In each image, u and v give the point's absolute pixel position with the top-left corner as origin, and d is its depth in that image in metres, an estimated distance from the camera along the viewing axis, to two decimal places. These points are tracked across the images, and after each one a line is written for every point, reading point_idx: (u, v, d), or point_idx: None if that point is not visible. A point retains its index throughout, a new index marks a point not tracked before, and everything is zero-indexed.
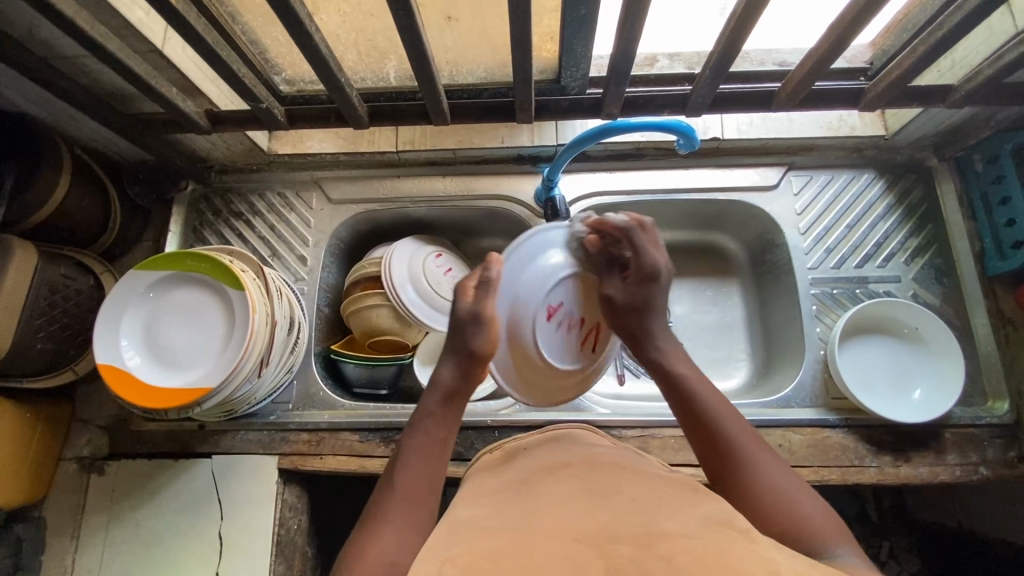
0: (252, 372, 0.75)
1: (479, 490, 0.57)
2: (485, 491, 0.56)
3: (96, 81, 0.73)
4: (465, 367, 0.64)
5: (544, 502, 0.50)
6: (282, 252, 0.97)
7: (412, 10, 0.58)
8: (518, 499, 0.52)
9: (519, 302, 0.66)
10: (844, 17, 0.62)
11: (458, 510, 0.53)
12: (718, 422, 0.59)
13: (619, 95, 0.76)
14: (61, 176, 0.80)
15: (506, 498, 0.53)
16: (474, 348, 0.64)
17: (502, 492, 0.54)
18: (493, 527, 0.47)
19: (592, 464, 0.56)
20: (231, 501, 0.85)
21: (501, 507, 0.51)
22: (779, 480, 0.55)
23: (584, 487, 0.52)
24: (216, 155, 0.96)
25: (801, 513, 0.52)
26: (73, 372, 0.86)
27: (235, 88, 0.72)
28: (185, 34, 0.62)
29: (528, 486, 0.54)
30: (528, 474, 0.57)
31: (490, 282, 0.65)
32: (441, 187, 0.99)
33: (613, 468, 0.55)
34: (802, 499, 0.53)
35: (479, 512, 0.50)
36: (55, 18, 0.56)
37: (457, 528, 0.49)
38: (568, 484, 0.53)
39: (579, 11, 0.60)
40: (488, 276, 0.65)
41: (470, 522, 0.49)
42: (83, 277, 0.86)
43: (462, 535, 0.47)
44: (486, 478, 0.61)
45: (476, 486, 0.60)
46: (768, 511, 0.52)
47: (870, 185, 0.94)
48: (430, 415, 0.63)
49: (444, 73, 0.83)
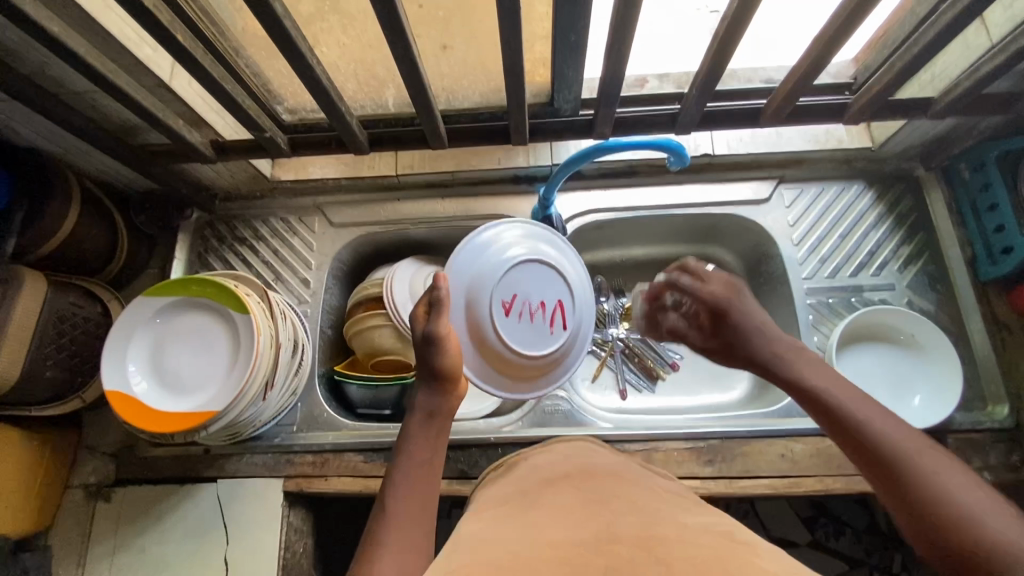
0: (257, 395, 0.77)
1: (480, 504, 0.58)
2: (489, 506, 0.57)
3: (106, 115, 0.76)
4: (437, 388, 0.67)
5: (546, 512, 0.51)
6: (285, 275, 0.99)
7: (409, 40, 0.61)
8: (522, 510, 0.53)
9: (473, 298, 0.75)
10: (820, 38, 0.65)
11: (463, 527, 0.54)
12: (871, 427, 0.52)
13: (610, 116, 0.78)
14: (71, 207, 0.82)
15: (509, 508, 0.54)
16: (438, 368, 0.67)
17: (505, 505, 0.55)
18: (496, 539, 0.48)
19: (594, 476, 0.58)
20: (239, 523, 0.86)
21: (504, 520, 0.52)
22: (954, 482, 0.46)
23: (585, 497, 0.53)
24: (221, 183, 0.98)
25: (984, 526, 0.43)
26: (80, 400, 0.87)
27: (240, 119, 0.75)
28: (193, 69, 0.65)
29: (531, 498, 0.55)
30: (530, 485, 0.58)
31: (439, 303, 0.69)
32: (440, 208, 1.01)
33: (613, 480, 0.56)
34: (986, 511, 0.44)
35: (482, 526, 0.51)
36: (69, 57, 0.59)
37: (463, 541, 0.49)
38: (568, 496, 0.53)
39: (570, 38, 0.63)
40: (436, 299, 0.69)
41: (475, 534, 0.50)
42: (91, 305, 0.87)
43: (467, 548, 0.47)
44: (492, 491, 0.62)
45: (484, 498, 0.61)
46: (943, 526, 0.44)
47: (861, 196, 0.96)
48: (415, 437, 0.65)
49: (441, 100, 0.86)
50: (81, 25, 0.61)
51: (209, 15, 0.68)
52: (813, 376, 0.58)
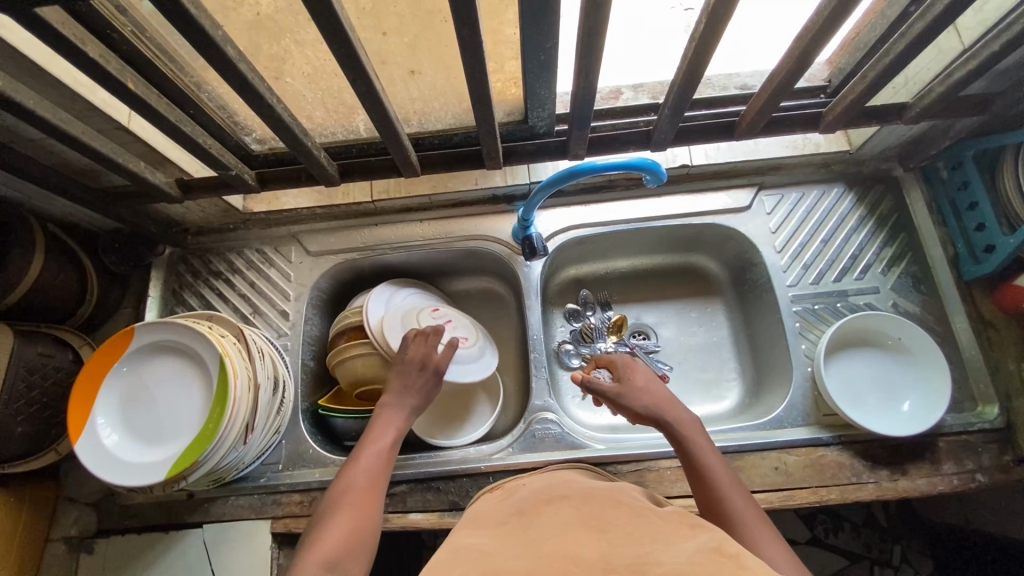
0: (238, 439, 0.74)
1: (479, 521, 0.57)
2: (488, 522, 0.56)
3: (64, 160, 0.73)
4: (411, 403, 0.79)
5: (543, 530, 0.50)
6: (263, 309, 0.96)
7: (371, 75, 0.59)
8: (519, 529, 0.52)
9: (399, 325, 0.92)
10: (792, 51, 0.64)
11: (460, 538, 0.53)
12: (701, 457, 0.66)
13: (584, 136, 0.78)
14: (35, 253, 0.79)
15: (505, 527, 0.53)
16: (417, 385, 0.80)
17: (504, 523, 0.55)
18: (494, 554, 0.47)
19: (592, 497, 0.56)
20: (226, 569, 0.83)
21: (504, 537, 0.51)
22: (735, 497, 0.62)
23: (584, 519, 0.52)
24: (191, 218, 0.96)
25: (757, 540, 0.57)
26: (55, 452, 0.84)
27: (205, 159, 0.72)
28: (148, 115, 0.62)
29: (528, 517, 0.54)
30: (527, 505, 0.58)
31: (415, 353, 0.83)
32: (418, 231, 0.99)
33: (612, 501, 0.55)
34: (771, 545, 0.56)
35: (478, 543, 0.50)
36: (16, 110, 0.57)
37: (458, 555, 0.48)
38: (565, 516, 0.52)
39: (538, 58, 0.61)
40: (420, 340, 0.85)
41: (475, 547, 0.49)
42: (62, 353, 0.84)
43: (463, 561, 0.46)
44: (487, 512, 0.60)
45: (479, 516, 0.60)
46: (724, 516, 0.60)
47: (841, 199, 0.96)
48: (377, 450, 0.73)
49: (413, 123, 0.84)
50: (24, 75, 0.58)
51: (165, 53, 0.65)
52: (676, 417, 0.71)
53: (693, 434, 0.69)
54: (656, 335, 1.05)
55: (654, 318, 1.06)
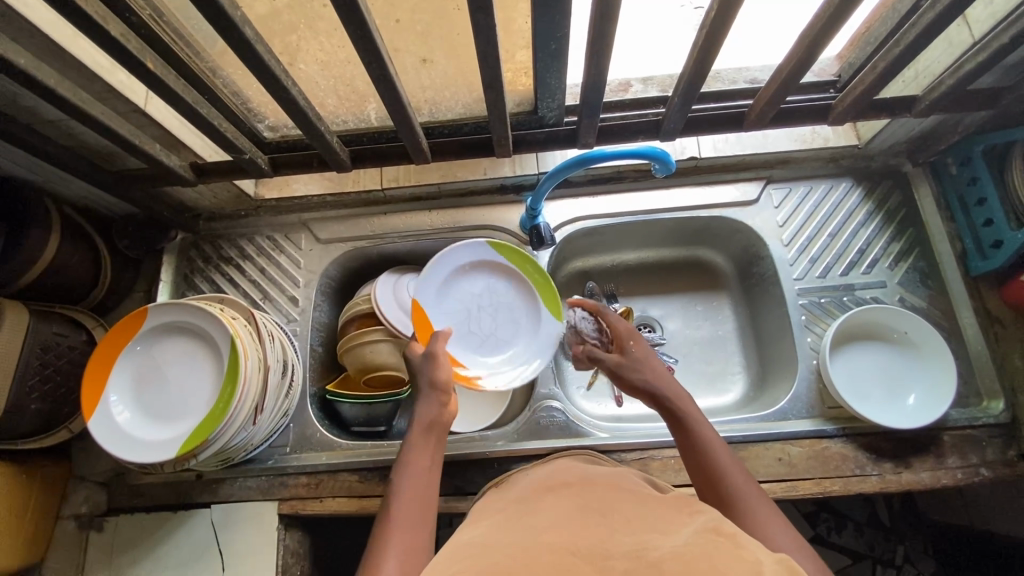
0: (247, 420, 0.75)
1: (479, 516, 0.58)
2: (488, 515, 0.57)
3: (81, 142, 0.75)
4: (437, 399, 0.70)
5: (543, 519, 0.50)
6: (273, 294, 0.97)
7: (384, 60, 0.60)
8: (519, 518, 0.52)
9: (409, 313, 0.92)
10: (802, 41, 0.64)
11: (459, 536, 0.53)
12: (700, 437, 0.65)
13: (593, 125, 0.78)
14: (51, 233, 0.80)
15: (506, 517, 0.54)
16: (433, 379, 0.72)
17: (505, 513, 0.55)
18: (494, 544, 0.47)
19: (592, 485, 0.57)
20: (234, 548, 0.85)
21: (504, 527, 0.51)
22: (736, 478, 0.61)
23: (583, 505, 0.53)
24: (204, 203, 0.97)
25: (764, 525, 0.56)
26: (68, 431, 0.86)
27: (219, 142, 0.74)
28: (165, 96, 0.63)
29: (528, 507, 0.55)
30: (528, 494, 0.58)
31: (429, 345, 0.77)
32: (427, 220, 1.00)
33: (611, 488, 0.56)
34: (776, 528, 0.56)
35: (478, 536, 0.50)
36: (38, 89, 0.58)
37: (459, 549, 0.48)
38: (564, 505, 0.53)
39: (549, 47, 0.62)
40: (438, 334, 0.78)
41: (475, 541, 0.49)
42: (76, 333, 0.86)
43: (465, 553, 0.47)
44: (489, 502, 0.61)
45: (479, 509, 0.60)
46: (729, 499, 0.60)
47: (849, 193, 0.96)
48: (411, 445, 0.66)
49: (423, 112, 0.85)
50: (47, 55, 0.59)
51: (182, 37, 0.66)
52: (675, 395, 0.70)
53: (690, 409, 0.69)
54: (662, 328, 1.05)
55: (660, 310, 1.07)
